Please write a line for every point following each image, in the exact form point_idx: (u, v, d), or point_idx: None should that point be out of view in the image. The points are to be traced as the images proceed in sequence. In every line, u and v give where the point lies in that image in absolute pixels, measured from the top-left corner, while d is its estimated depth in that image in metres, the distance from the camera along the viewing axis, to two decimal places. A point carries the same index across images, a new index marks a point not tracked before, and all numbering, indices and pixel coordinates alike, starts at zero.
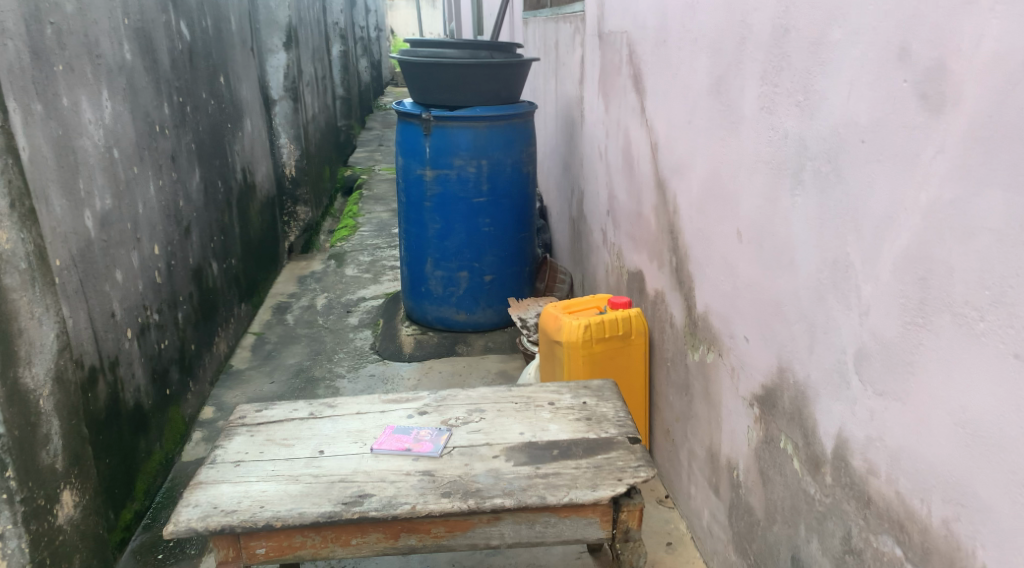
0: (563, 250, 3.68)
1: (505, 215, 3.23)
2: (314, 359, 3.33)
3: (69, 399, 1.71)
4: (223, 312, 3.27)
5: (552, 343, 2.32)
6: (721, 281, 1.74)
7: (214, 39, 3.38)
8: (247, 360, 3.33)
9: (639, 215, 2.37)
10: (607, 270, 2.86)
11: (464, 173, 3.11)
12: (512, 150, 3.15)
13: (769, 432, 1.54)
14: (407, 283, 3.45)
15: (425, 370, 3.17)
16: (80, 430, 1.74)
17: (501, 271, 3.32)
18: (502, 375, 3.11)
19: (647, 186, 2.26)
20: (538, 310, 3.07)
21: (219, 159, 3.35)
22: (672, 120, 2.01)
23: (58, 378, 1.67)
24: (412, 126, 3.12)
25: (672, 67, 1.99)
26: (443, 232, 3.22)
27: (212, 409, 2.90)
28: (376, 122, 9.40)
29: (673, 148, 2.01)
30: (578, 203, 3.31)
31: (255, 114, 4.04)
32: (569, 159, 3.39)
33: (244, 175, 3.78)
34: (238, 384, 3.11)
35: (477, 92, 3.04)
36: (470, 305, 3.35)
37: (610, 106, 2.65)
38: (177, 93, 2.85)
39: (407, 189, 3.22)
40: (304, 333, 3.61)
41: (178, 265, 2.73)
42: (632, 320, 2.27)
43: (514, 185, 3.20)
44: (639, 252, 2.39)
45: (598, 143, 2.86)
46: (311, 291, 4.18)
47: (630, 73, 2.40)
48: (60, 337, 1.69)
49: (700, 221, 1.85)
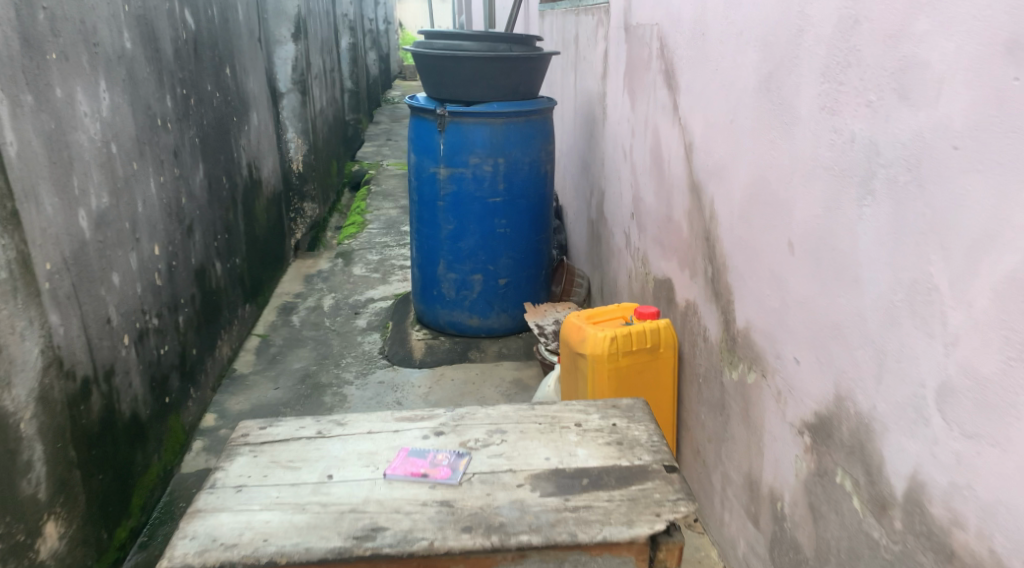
0: (580, 253, 3.54)
1: (522, 216, 3.09)
2: (321, 364, 3.20)
3: (55, 422, 1.70)
4: (226, 313, 3.14)
5: (574, 355, 2.18)
6: (767, 296, 1.60)
7: (221, 29, 3.25)
8: (251, 364, 3.20)
9: (669, 221, 2.23)
10: (630, 276, 2.72)
11: (480, 171, 2.97)
12: (530, 148, 3.01)
13: (822, 464, 1.41)
14: (418, 285, 3.31)
15: (437, 377, 3.03)
16: (65, 455, 1.73)
17: (517, 275, 3.18)
18: (517, 384, 2.97)
19: (679, 190, 2.13)
20: (556, 316, 2.92)
21: (224, 154, 3.22)
22: (711, 119, 1.88)
23: (43, 398, 1.66)
24: (426, 122, 2.98)
25: (713, 63, 1.85)
26: (457, 233, 3.08)
27: (214, 417, 2.77)
28: (384, 115, 9.28)
29: (712, 150, 1.87)
30: (598, 204, 3.17)
31: (262, 108, 3.91)
32: (589, 158, 3.25)
33: (250, 171, 3.65)
34: (242, 389, 2.98)
35: (495, 87, 2.90)
36: (484, 309, 3.21)
37: (636, 104, 2.51)
38: (181, 85, 2.72)
39: (420, 188, 3.09)
40: (310, 336, 3.47)
41: (180, 266, 2.60)
42: (661, 332, 2.13)
43: (532, 185, 3.06)
44: (668, 260, 2.25)
45: (623, 142, 2.71)
46: (318, 291, 4.04)
47: (660, 70, 2.26)
48: (44, 353, 1.68)
49: (743, 230, 1.71)
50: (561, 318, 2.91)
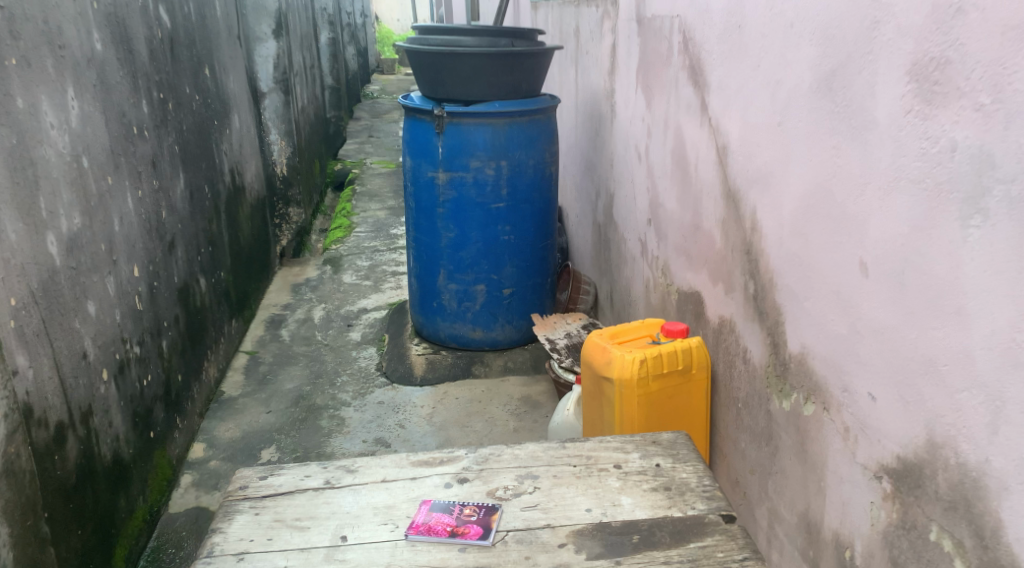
0: (585, 257, 3.36)
1: (527, 222, 2.90)
2: (315, 384, 3.00)
3: (23, 494, 1.52)
4: (212, 333, 2.93)
5: (598, 378, 1.99)
6: (828, 321, 1.43)
7: (198, 26, 3.03)
8: (240, 386, 2.99)
9: (698, 230, 2.05)
10: (647, 287, 2.54)
11: (481, 175, 2.78)
12: (535, 150, 2.82)
13: (908, 517, 1.24)
14: (416, 296, 3.12)
15: (440, 396, 2.84)
16: (37, 530, 1.55)
17: (522, 283, 3.00)
18: (527, 401, 2.79)
19: (710, 197, 1.95)
20: (567, 329, 2.73)
21: (205, 161, 3.01)
22: (752, 122, 1.70)
23: (8, 471, 1.47)
24: (423, 123, 2.78)
25: (752, 59, 1.68)
26: (458, 242, 2.89)
27: (203, 447, 2.57)
28: (366, 111, 9.05)
29: (754, 156, 1.70)
30: (606, 207, 2.98)
31: (244, 110, 3.69)
32: (594, 159, 3.07)
33: (233, 177, 3.43)
34: (231, 414, 2.78)
35: (496, 85, 2.70)
36: (488, 321, 3.03)
37: (653, 102, 2.33)
38: (157, 88, 2.50)
39: (417, 194, 2.89)
40: (301, 353, 3.27)
41: (162, 285, 2.39)
42: (693, 352, 1.96)
43: (536, 189, 2.88)
44: (697, 272, 2.07)
45: (636, 142, 2.53)
46: (307, 301, 3.84)
47: (684, 65, 2.08)
48: (9, 418, 1.49)
49: (796, 246, 1.54)
50: (573, 331, 2.72)
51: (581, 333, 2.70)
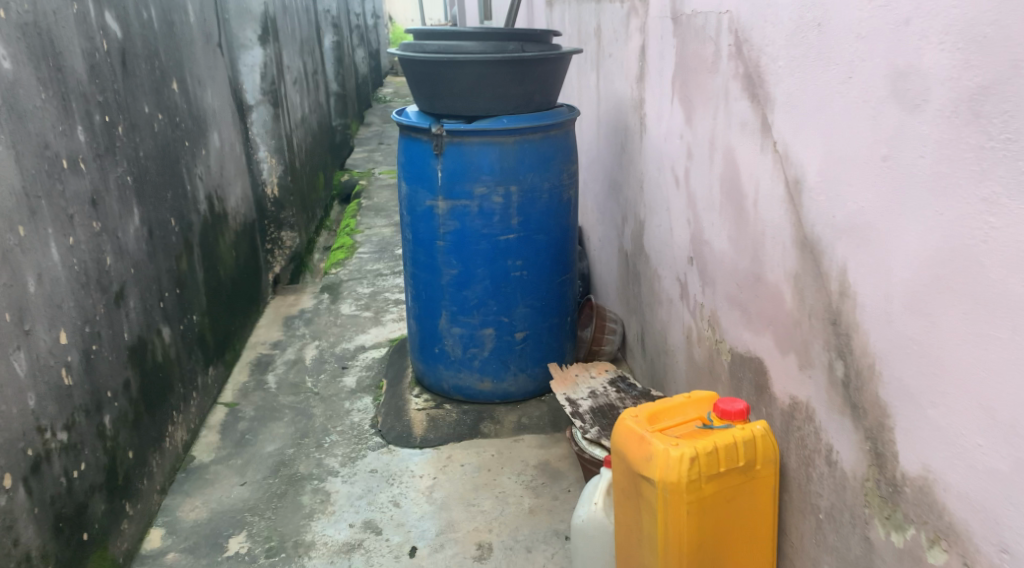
0: (608, 288, 2.92)
1: (541, 256, 2.47)
2: (299, 446, 2.58)
3: None
4: (179, 390, 2.51)
5: (635, 477, 1.57)
6: (969, 445, 1.05)
7: (163, 33, 2.61)
8: (214, 449, 2.58)
9: (761, 282, 1.62)
10: (688, 338, 2.11)
11: (488, 204, 2.35)
12: (550, 172, 2.38)
13: None
14: (416, 340, 2.69)
15: (444, 463, 2.42)
16: None
17: (537, 326, 2.56)
18: (545, 469, 2.37)
19: (779, 245, 1.52)
20: (591, 387, 2.29)
21: (171, 189, 2.58)
22: (838, 153, 1.28)
23: None
24: (419, 144, 2.37)
25: (837, 67, 1.26)
26: (461, 279, 2.46)
27: (162, 535, 2.15)
28: (377, 117, 8.61)
29: (842, 198, 1.28)
30: (632, 236, 2.54)
31: (227, 126, 3.27)
32: (618, 179, 2.63)
33: (212, 204, 2.99)
34: (199, 487, 2.37)
35: (504, 96, 2.28)
36: (498, 370, 2.59)
37: (695, 119, 1.89)
38: (101, 110, 2.09)
39: (414, 225, 2.47)
40: (287, 406, 2.84)
41: (104, 346, 1.99)
42: (757, 444, 1.55)
43: (553, 217, 2.44)
44: (763, 335, 1.64)
45: (670, 163, 2.09)
46: (300, 338, 3.38)
47: (737, 74, 1.64)
48: None
49: (913, 329, 1.13)
50: (598, 388, 2.28)
51: (608, 392, 2.26)
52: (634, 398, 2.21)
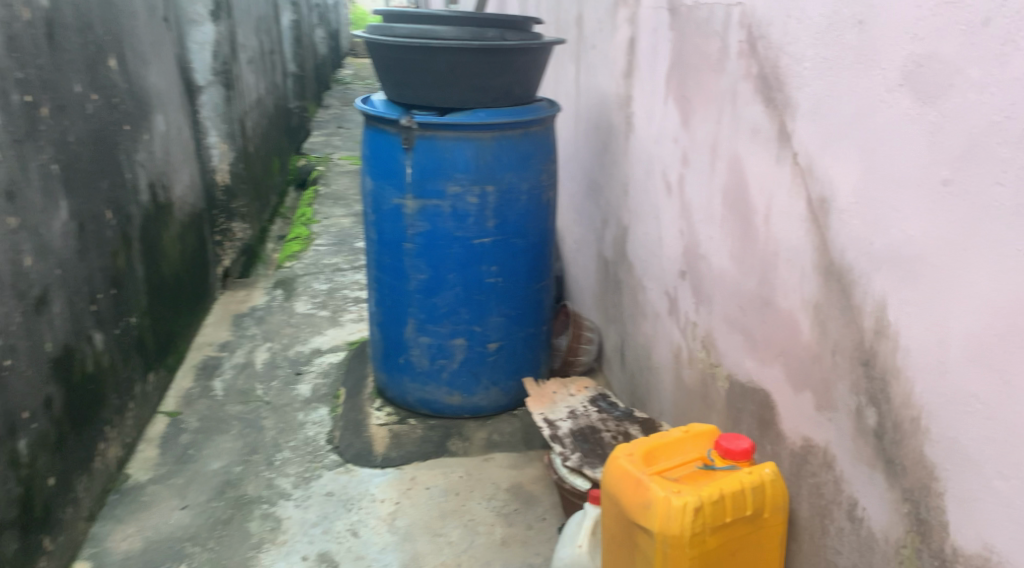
0: (584, 294, 2.73)
1: (518, 261, 2.27)
2: (247, 463, 2.37)
3: None
4: (113, 401, 2.28)
5: (630, 525, 1.39)
6: None
7: (99, 2, 2.34)
8: (152, 466, 2.36)
9: (771, 308, 1.44)
10: (676, 357, 1.92)
11: (461, 204, 2.15)
12: (529, 171, 2.19)
13: None
14: (379, 349, 2.48)
15: (407, 486, 2.22)
16: None
17: (512, 337, 2.37)
18: (518, 494, 2.19)
19: (796, 268, 1.34)
20: (571, 406, 2.09)
21: (107, 177, 2.33)
22: (880, 171, 1.11)
23: None
24: (387, 136, 2.15)
25: (880, 72, 1.09)
26: (431, 285, 2.25)
27: None
28: (337, 99, 8.29)
29: (883, 224, 1.12)
30: (614, 241, 2.35)
31: (173, 107, 2.99)
32: (599, 180, 2.44)
33: (154, 193, 2.73)
34: (133, 513, 2.16)
35: (481, 88, 2.07)
36: (468, 383, 2.40)
37: (693, 122, 1.71)
38: (21, 89, 1.84)
39: (379, 225, 2.25)
40: (235, 417, 2.61)
41: (20, 360, 1.76)
42: (766, 490, 1.38)
43: (531, 220, 2.25)
44: (770, 367, 1.47)
45: (662, 167, 1.91)
46: (250, 339, 3.12)
47: (748, 75, 1.45)
48: None
49: (979, 383, 0.99)
50: (578, 408, 2.08)
51: (588, 412, 2.06)
52: (617, 420, 2.01)
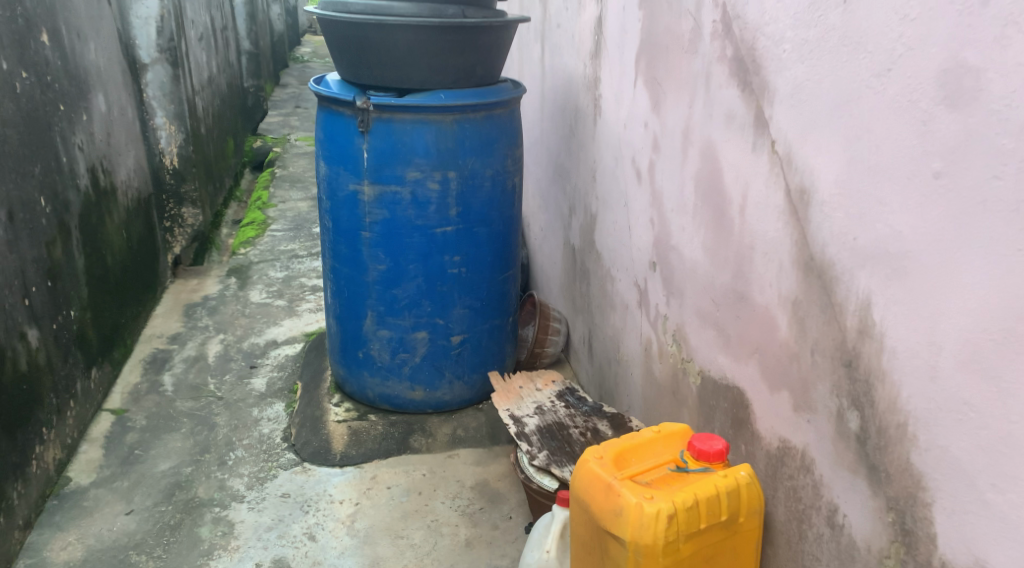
0: (550, 283, 2.65)
1: (481, 251, 2.18)
2: (198, 464, 2.26)
3: None
4: (52, 400, 2.16)
5: (601, 532, 1.32)
6: None
7: None
8: (96, 467, 2.25)
9: (746, 303, 1.37)
10: (646, 350, 1.85)
11: (421, 191, 2.05)
12: (492, 157, 2.09)
13: None
14: (337, 341, 2.38)
15: (367, 486, 2.14)
16: None
17: (475, 329, 2.28)
18: (482, 492, 2.11)
19: (773, 262, 1.27)
20: (537, 401, 2.02)
21: (40, 162, 2.19)
22: (867, 162, 1.05)
23: None
24: (342, 119, 2.04)
25: (868, 55, 1.03)
26: (390, 277, 2.15)
27: None
28: (295, 79, 8.07)
29: (869, 219, 1.05)
30: (580, 228, 2.27)
31: (115, 87, 2.84)
32: (565, 165, 2.36)
33: (95, 178, 2.59)
34: (74, 519, 2.05)
35: (441, 68, 1.97)
36: (430, 377, 2.31)
37: (663, 106, 1.63)
38: None
39: (335, 213, 2.15)
40: (185, 414, 2.50)
41: None
42: (742, 494, 1.32)
43: (495, 208, 2.16)
44: (744, 364, 1.40)
45: (631, 152, 1.83)
46: (202, 331, 3.00)
47: (723, 57, 1.37)
48: None
49: (971, 390, 0.93)
50: (544, 404, 2.01)
51: (555, 408, 1.99)
52: (585, 416, 1.94)
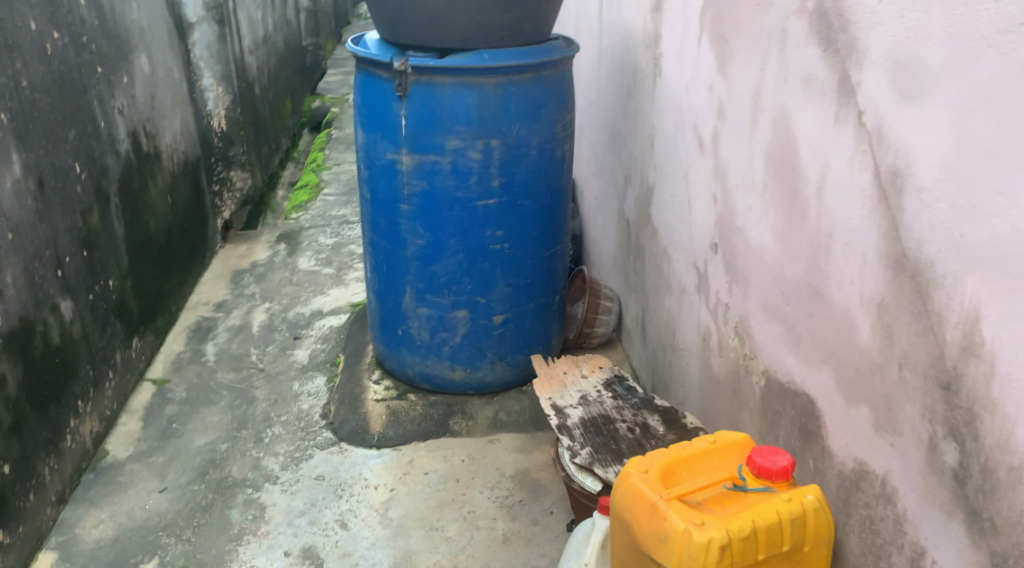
0: (604, 257, 2.47)
1: (528, 225, 2.02)
2: (234, 440, 2.18)
3: None
4: (87, 372, 2.10)
5: (644, 557, 1.17)
6: None
7: None
8: (134, 441, 2.19)
9: (819, 299, 1.18)
10: (703, 341, 1.67)
11: (463, 160, 1.89)
12: (540, 123, 1.92)
13: None
14: (377, 317, 2.26)
15: (403, 471, 2.02)
16: None
17: (520, 307, 2.13)
18: (524, 483, 1.98)
19: (854, 256, 1.08)
20: (583, 390, 1.86)
21: (76, 127, 2.11)
22: (985, 144, 0.86)
23: None
24: (379, 81, 1.89)
25: (992, 8, 0.83)
26: (430, 252, 2.02)
27: (53, 562, 1.81)
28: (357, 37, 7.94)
29: (983, 214, 0.86)
30: (636, 200, 2.08)
31: (159, 47, 2.74)
32: (622, 130, 2.16)
33: (137, 141, 2.50)
34: (107, 496, 1.99)
35: (487, 25, 1.80)
36: (472, 358, 2.17)
37: (731, 67, 1.43)
38: None
39: (372, 182, 2.01)
40: (225, 386, 2.42)
41: None
42: (809, 521, 1.15)
43: (542, 178, 1.99)
44: (814, 370, 1.21)
45: (693, 119, 1.64)
46: (248, 299, 2.92)
47: (802, 10, 1.16)
48: None
49: None
50: (591, 392, 1.85)
51: (602, 398, 1.83)
52: (634, 409, 1.78)
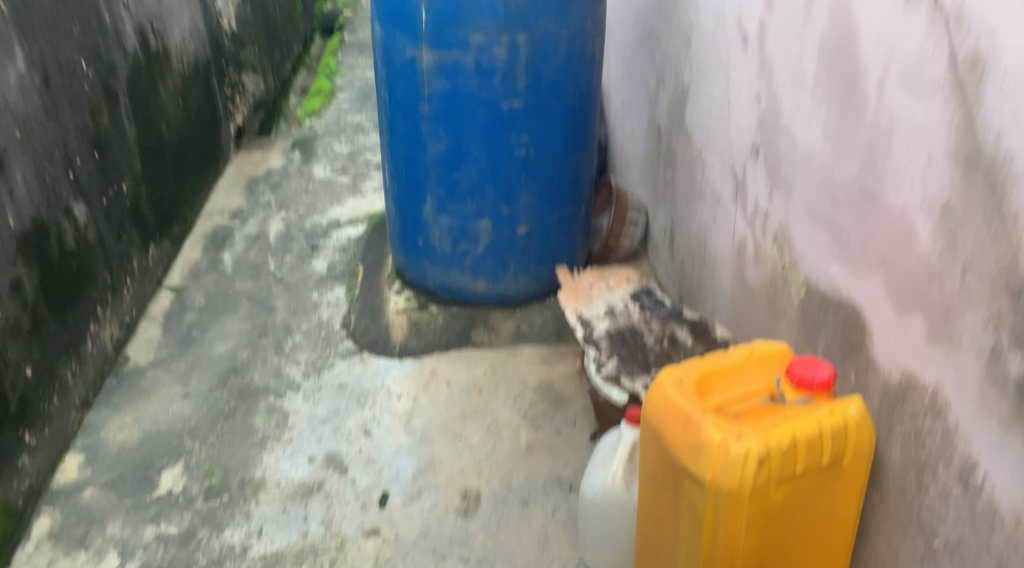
0: (631, 166, 2.40)
1: (554, 129, 1.95)
2: (254, 348, 2.16)
3: None
4: (105, 277, 2.08)
5: (677, 469, 1.16)
6: None
7: None
8: (155, 347, 2.18)
9: (873, 203, 1.12)
10: (738, 251, 1.62)
11: (487, 57, 1.81)
12: (569, 18, 1.82)
13: None
14: (397, 227, 2.21)
15: (426, 380, 2.01)
16: None
17: (545, 216, 2.08)
18: (547, 394, 1.97)
19: (919, 154, 1.02)
20: (609, 302, 1.82)
21: (80, 21, 2.02)
22: None
23: None
24: None
25: None
26: (452, 157, 1.96)
27: (80, 463, 1.82)
28: None
29: None
30: (668, 105, 2.00)
31: None
32: (654, 30, 2.06)
33: (145, 39, 2.41)
34: (131, 401, 1.99)
35: None
36: (494, 269, 2.13)
37: None
38: None
39: (392, 83, 1.93)
40: (244, 294, 2.40)
41: None
42: (849, 434, 1.12)
43: (571, 79, 1.91)
44: (863, 279, 1.16)
45: (737, 13, 1.54)
46: (264, 207, 2.87)
47: None
48: None
49: None
50: (618, 304, 1.81)
51: (629, 310, 1.79)
52: (663, 321, 1.74)
